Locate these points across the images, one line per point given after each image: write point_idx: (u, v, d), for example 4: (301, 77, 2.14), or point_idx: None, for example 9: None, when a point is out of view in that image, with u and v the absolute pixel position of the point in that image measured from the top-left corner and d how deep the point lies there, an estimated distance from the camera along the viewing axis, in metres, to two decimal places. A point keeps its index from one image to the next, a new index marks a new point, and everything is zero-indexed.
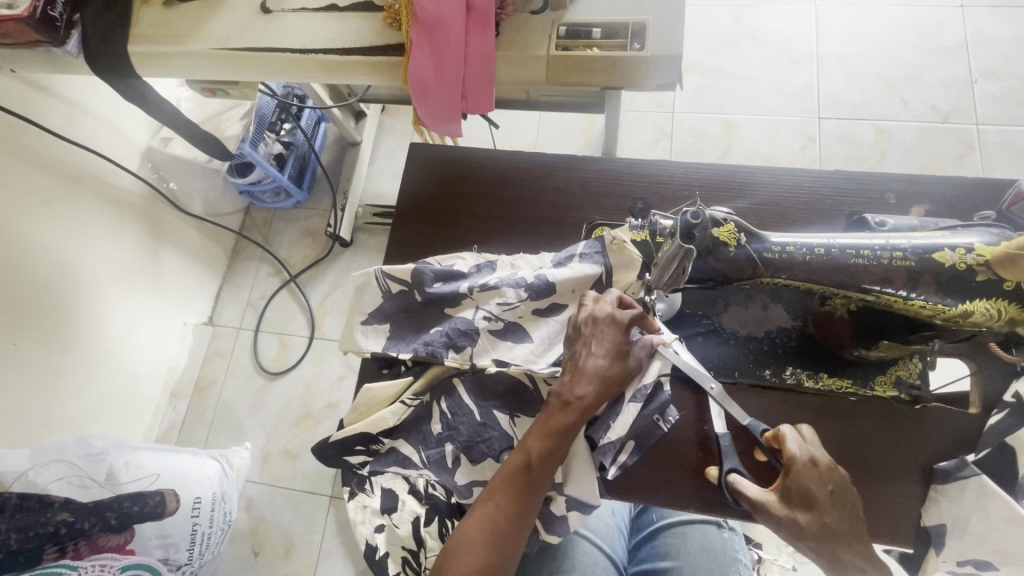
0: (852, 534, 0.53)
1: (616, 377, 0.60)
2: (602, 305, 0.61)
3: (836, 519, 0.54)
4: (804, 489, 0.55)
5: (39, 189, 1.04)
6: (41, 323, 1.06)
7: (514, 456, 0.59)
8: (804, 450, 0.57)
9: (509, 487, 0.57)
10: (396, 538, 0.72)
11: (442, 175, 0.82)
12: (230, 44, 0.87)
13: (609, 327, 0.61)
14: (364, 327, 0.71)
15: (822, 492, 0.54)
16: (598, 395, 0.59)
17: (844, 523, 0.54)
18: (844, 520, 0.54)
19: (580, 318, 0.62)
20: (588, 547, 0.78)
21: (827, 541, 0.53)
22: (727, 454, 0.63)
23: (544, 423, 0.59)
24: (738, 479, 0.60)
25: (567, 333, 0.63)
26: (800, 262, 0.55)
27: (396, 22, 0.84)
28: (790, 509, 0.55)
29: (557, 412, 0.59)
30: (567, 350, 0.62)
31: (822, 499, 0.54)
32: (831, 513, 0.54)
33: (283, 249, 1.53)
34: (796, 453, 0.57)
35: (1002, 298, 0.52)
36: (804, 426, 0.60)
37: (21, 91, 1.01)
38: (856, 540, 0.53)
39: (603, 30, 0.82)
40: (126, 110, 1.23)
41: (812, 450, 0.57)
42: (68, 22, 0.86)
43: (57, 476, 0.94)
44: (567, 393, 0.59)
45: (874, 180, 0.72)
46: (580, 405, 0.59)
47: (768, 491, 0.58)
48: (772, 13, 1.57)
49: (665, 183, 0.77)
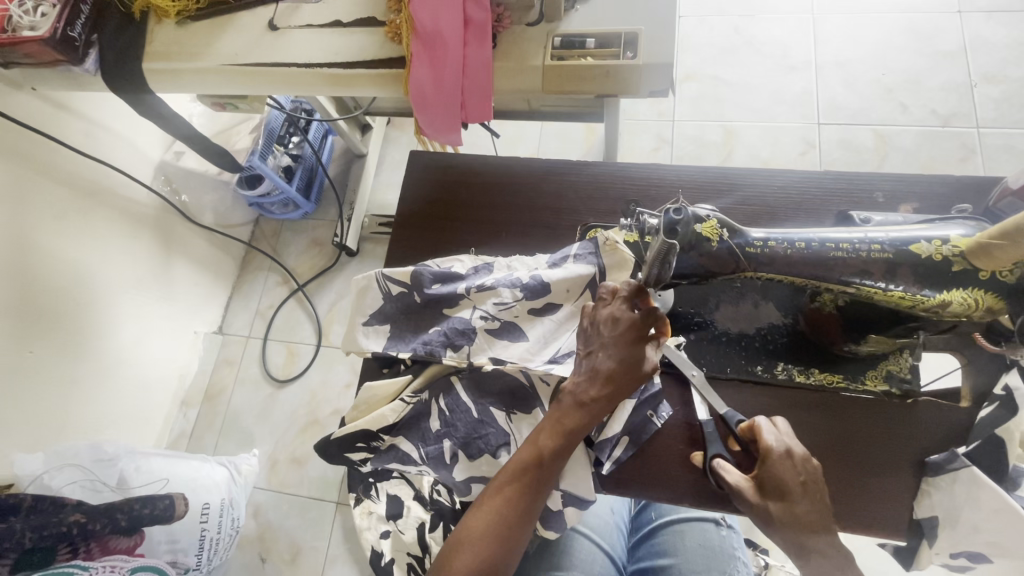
0: (820, 523, 0.56)
1: (628, 379, 0.62)
2: (621, 308, 0.62)
3: (806, 509, 0.56)
4: (778, 480, 0.57)
5: (57, 203, 1.08)
6: (56, 332, 1.09)
7: (524, 450, 0.60)
8: (780, 441, 0.59)
9: (517, 483, 0.59)
10: (400, 542, 0.77)
11: (441, 181, 0.84)
12: (239, 59, 0.90)
13: (626, 331, 0.61)
14: (365, 328, 0.73)
15: (795, 482, 0.57)
16: (609, 398, 0.61)
17: (813, 512, 0.56)
18: (814, 509, 0.56)
19: (598, 317, 0.63)
20: (587, 544, 0.79)
21: (796, 530, 0.55)
22: (712, 440, 0.64)
23: (557, 421, 0.61)
24: (719, 464, 0.61)
25: (581, 328, 0.64)
26: (781, 257, 0.57)
27: (397, 36, 0.87)
28: (764, 498, 0.57)
29: (569, 412, 0.61)
30: (582, 347, 0.63)
31: (794, 490, 0.56)
32: (802, 503, 0.56)
33: (291, 259, 1.57)
34: (773, 445, 0.59)
35: (978, 288, 0.52)
36: (778, 418, 0.62)
37: (41, 108, 1.05)
38: (824, 529, 0.55)
39: (597, 40, 0.84)
40: (140, 125, 1.28)
41: (787, 441, 0.59)
42: (87, 42, 0.90)
43: (70, 481, 0.98)
44: (580, 394, 0.61)
45: (862, 180, 0.74)
46: (591, 408, 0.61)
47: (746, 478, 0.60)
48: (771, 22, 1.59)
49: (657, 185, 0.79)
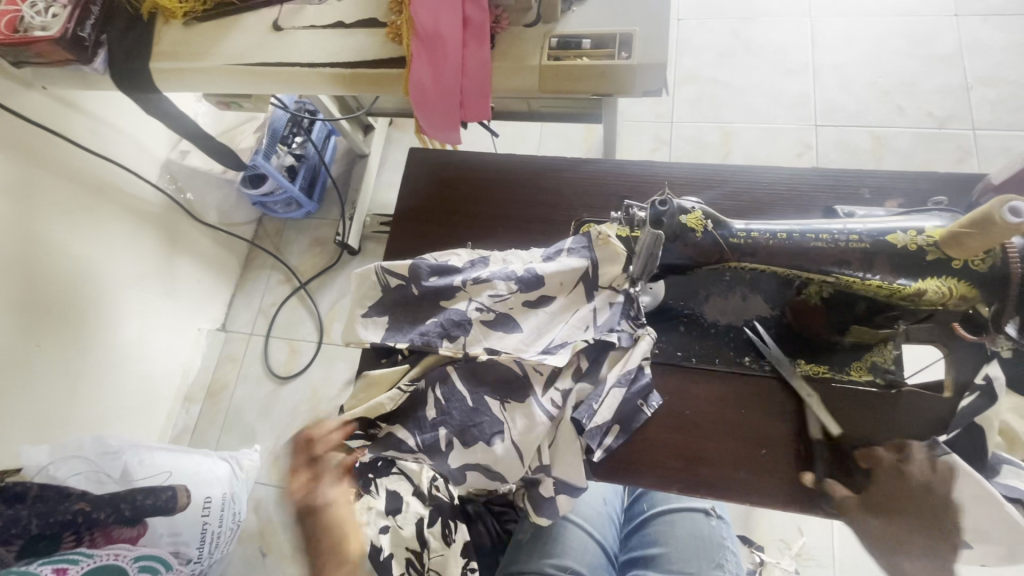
0: (920, 549, 0.56)
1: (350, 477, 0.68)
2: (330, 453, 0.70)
3: (904, 530, 0.57)
4: (882, 499, 0.59)
5: (65, 199, 1.10)
6: (63, 326, 1.11)
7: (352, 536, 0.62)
8: (893, 462, 0.60)
9: None
10: (401, 539, 0.71)
11: (439, 178, 0.86)
12: (244, 59, 0.92)
13: None
14: (364, 319, 0.75)
15: (895, 503, 0.58)
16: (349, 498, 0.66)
17: (912, 536, 0.57)
18: (913, 532, 0.57)
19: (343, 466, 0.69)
20: (579, 533, 0.82)
21: (889, 550, 0.57)
22: (819, 459, 0.64)
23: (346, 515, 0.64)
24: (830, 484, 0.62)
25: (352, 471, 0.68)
26: (764, 247, 0.59)
27: (398, 37, 0.89)
28: (864, 515, 0.59)
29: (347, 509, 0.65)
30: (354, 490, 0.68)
31: (893, 510, 0.58)
32: (903, 524, 0.57)
33: (293, 257, 1.59)
34: (883, 462, 0.61)
35: (952, 277, 0.54)
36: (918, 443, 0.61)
37: (51, 107, 1.08)
38: (927, 555, 0.55)
39: (593, 41, 0.87)
40: (146, 124, 1.30)
41: (909, 464, 0.60)
42: (96, 42, 0.93)
43: (75, 472, 0.99)
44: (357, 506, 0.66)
45: (850, 176, 0.75)
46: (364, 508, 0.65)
47: (853, 499, 0.60)
48: (769, 25, 1.61)
49: (650, 182, 0.81)
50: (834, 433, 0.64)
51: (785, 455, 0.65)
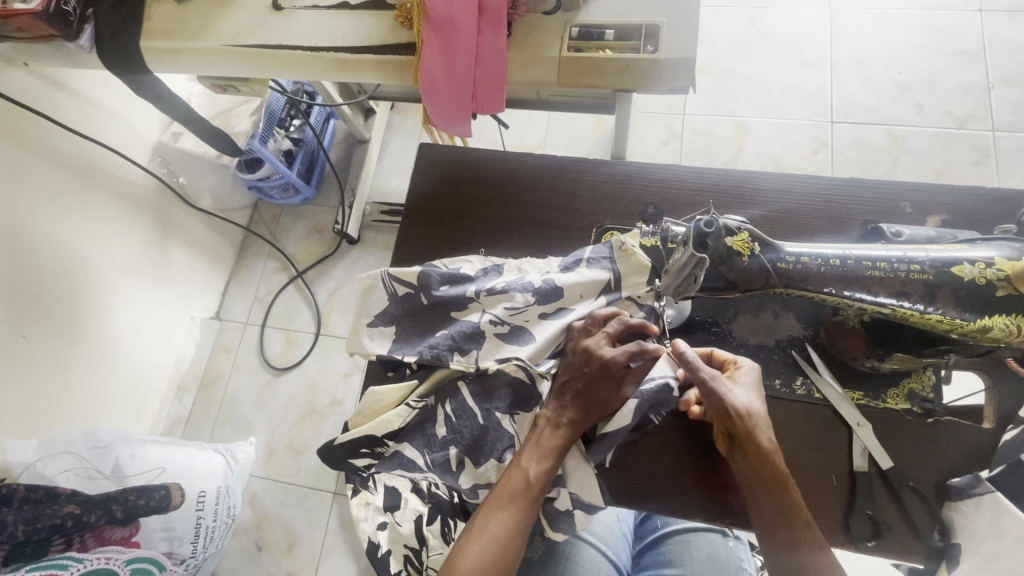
0: (780, 469, 0.58)
1: (604, 372, 0.62)
2: (599, 344, 0.64)
3: (768, 445, 0.59)
4: (757, 416, 0.60)
5: (50, 182, 1.04)
6: (46, 317, 1.05)
7: (512, 475, 0.61)
8: (752, 381, 0.62)
9: (513, 506, 0.59)
10: (400, 536, 0.70)
11: (451, 177, 0.81)
12: (243, 40, 0.86)
13: (597, 365, 0.62)
14: (369, 329, 0.71)
15: (764, 422, 0.60)
16: (587, 421, 0.62)
17: (774, 454, 0.59)
18: (774, 453, 0.59)
19: (586, 350, 0.64)
20: (593, 553, 0.78)
21: (772, 478, 0.57)
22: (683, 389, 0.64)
23: (537, 443, 0.62)
24: (725, 388, 0.60)
25: (577, 359, 0.64)
26: (814, 273, 0.58)
27: (408, 21, 0.83)
28: (746, 425, 0.59)
29: (547, 433, 0.62)
30: (570, 376, 0.64)
31: (764, 427, 0.60)
32: (768, 440, 0.59)
33: (291, 244, 1.53)
34: (745, 380, 0.62)
35: (1020, 315, 0.54)
36: (749, 362, 0.64)
37: (33, 84, 1.01)
38: (788, 480, 0.58)
39: (616, 32, 0.81)
40: (136, 103, 1.23)
41: (754, 382, 0.62)
42: (81, 17, 0.86)
43: (64, 468, 0.94)
44: (557, 414, 0.63)
45: (889, 190, 0.72)
46: (568, 425, 0.62)
47: (745, 409, 0.59)
48: (786, 15, 1.55)
49: (676, 189, 0.76)
50: (881, 463, 0.63)
51: (823, 485, 0.63)
